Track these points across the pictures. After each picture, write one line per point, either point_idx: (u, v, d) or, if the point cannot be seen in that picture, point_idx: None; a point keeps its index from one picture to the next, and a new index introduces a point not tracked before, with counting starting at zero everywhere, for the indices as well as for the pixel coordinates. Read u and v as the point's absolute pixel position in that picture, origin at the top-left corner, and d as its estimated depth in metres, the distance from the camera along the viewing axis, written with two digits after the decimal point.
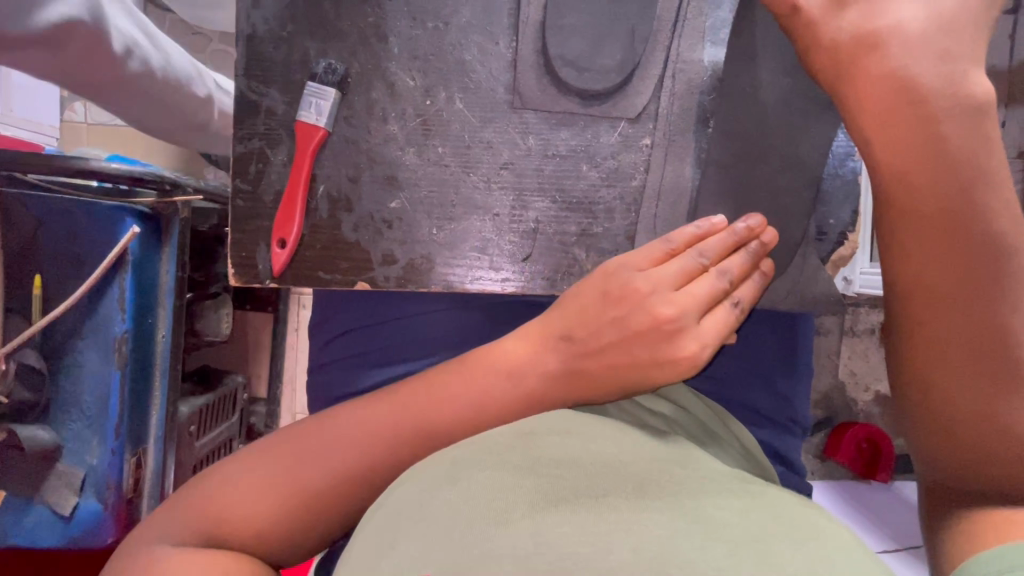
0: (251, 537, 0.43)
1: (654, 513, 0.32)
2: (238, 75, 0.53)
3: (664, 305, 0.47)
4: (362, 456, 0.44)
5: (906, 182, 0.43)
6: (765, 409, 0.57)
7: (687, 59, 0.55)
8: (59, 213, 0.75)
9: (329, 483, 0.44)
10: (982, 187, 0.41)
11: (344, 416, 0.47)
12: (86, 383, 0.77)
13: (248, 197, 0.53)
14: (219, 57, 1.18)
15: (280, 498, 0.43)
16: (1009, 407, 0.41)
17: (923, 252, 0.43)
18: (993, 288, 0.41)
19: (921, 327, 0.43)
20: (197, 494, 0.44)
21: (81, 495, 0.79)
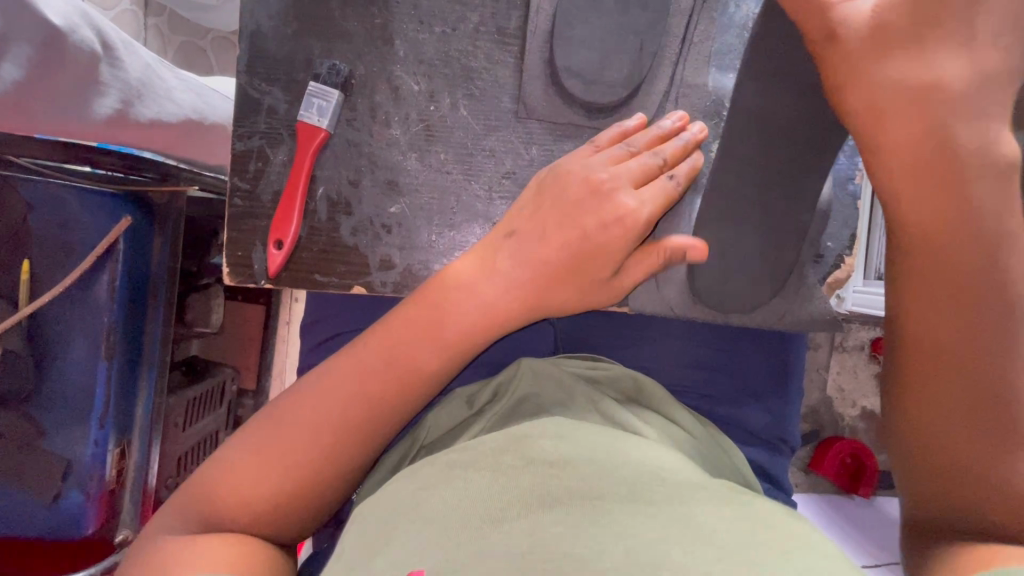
0: (248, 516, 0.41)
1: (645, 517, 0.32)
2: (239, 72, 0.52)
3: (627, 198, 0.47)
4: (336, 416, 0.43)
5: (929, 229, 0.42)
6: (754, 427, 0.57)
7: (692, 84, 0.55)
8: (52, 197, 0.74)
9: (312, 457, 0.42)
10: (1006, 249, 0.41)
11: (313, 384, 0.44)
12: (70, 372, 0.76)
13: (246, 196, 0.52)
14: (219, 45, 1.17)
15: (273, 472, 0.42)
16: (1010, 464, 0.39)
17: (928, 307, 0.42)
18: (1001, 351, 0.40)
19: (920, 371, 0.43)
20: (195, 485, 0.43)
21: (64, 486, 0.77)
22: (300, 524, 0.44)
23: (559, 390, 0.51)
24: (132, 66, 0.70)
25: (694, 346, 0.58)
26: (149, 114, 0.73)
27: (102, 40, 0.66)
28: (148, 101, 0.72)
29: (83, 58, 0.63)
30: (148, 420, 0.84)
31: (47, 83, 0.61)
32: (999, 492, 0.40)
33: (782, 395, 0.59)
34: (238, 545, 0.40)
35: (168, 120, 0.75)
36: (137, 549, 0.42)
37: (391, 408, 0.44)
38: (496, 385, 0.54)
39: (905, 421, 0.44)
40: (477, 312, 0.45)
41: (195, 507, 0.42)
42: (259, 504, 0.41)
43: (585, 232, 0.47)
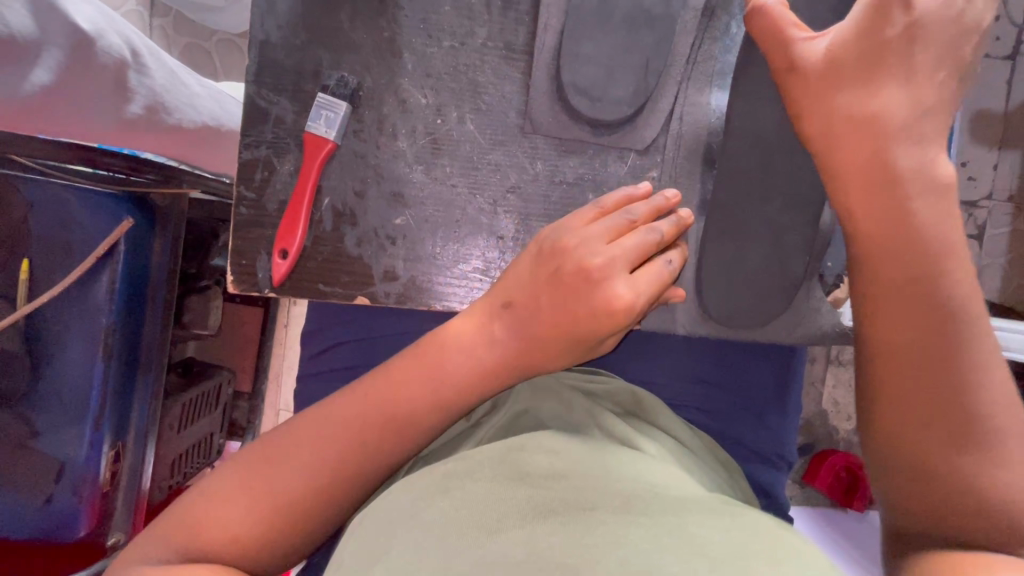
0: (224, 546, 0.41)
1: (637, 528, 0.32)
2: (248, 82, 0.52)
3: (621, 287, 0.46)
4: (337, 455, 0.43)
5: (882, 238, 0.45)
6: (751, 443, 0.58)
7: (695, 102, 0.55)
8: (52, 197, 0.74)
9: (313, 485, 0.42)
10: (944, 256, 0.44)
11: (311, 423, 0.44)
12: (67, 373, 0.76)
13: (251, 204, 0.53)
14: (224, 47, 1.17)
15: (256, 504, 0.41)
16: (974, 463, 0.40)
17: (887, 306, 0.45)
18: (952, 353, 0.42)
19: (884, 375, 0.44)
20: (188, 506, 0.42)
21: (57, 486, 0.77)
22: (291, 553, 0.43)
23: (558, 404, 0.50)
24: (158, 72, 0.70)
25: (695, 362, 0.58)
26: (171, 121, 0.72)
27: (130, 47, 0.66)
28: (171, 107, 0.72)
29: (110, 63, 0.63)
30: (144, 423, 0.83)
31: (73, 86, 0.61)
32: (968, 493, 0.40)
33: (781, 414, 0.59)
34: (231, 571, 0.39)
35: (189, 127, 0.75)
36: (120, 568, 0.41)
37: (389, 445, 0.44)
38: (493, 402, 0.53)
39: (877, 421, 0.45)
40: (479, 356, 0.46)
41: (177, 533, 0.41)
42: (254, 530, 0.41)
43: (558, 270, 0.47)
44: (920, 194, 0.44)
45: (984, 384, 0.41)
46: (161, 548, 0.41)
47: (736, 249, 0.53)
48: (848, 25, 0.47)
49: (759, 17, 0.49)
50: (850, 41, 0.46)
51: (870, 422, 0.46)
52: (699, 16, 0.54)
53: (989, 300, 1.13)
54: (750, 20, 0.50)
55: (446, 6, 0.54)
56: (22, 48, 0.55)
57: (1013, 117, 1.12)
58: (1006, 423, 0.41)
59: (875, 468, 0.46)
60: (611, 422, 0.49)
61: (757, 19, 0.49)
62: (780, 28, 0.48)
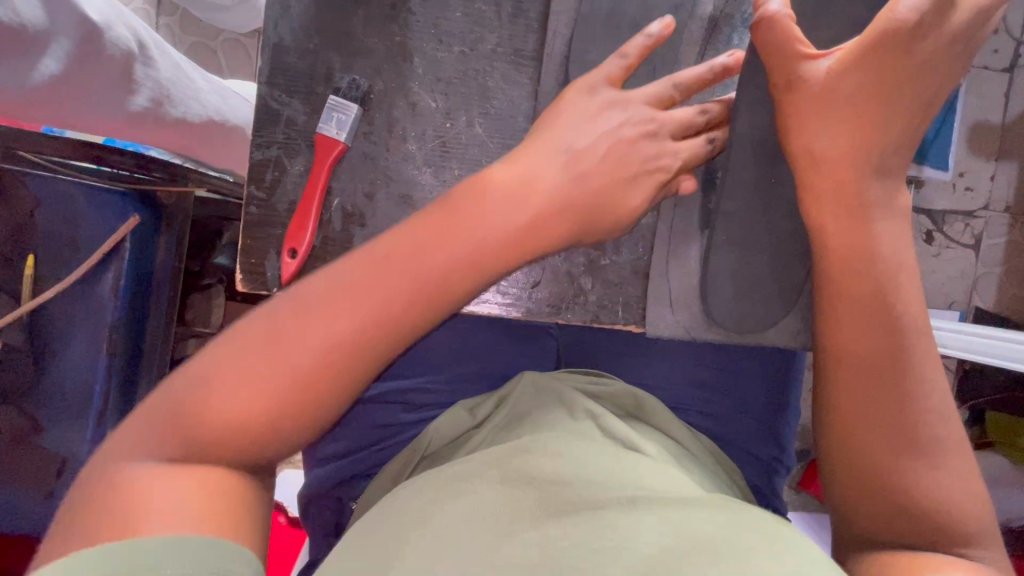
0: (241, 434, 0.38)
1: (644, 526, 0.33)
2: (261, 83, 0.53)
3: (669, 158, 0.52)
4: (347, 320, 0.39)
5: (846, 263, 0.48)
6: (749, 447, 0.58)
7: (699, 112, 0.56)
8: (58, 194, 0.76)
9: (315, 367, 0.38)
10: (899, 281, 0.47)
11: (320, 292, 0.40)
12: (70, 369, 0.77)
13: (262, 204, 0.53)
14: (230, 46, 1.18)
15: (269, 389, 0.38)
16: (917, 473, 0.44)
17: (847, 324, 0.48)
18: (901, 370, 0.46)
19: (841, 390, 0.48)
20: (178, 397, 0.38)
21: (58, 483, 0.77)
22: (285, 446, 0.40)
23: (558, 405, 0.51)
24: (163, 65, 0.70)
25: (696, 366, 0.59)
26: (178, 114, 0.72)
27: (136, 40, 0.66)
28: (177, 100, 0.71)
29: (117, 55, 0.62)
30: None
31: (82, 78, 0.60)
32: (912, 499, 0.44)
33: (782, 419, 0.60)
34: (221, 498, 0.36)
35: (196, 121, 0.74)
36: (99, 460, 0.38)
37: (403, 317, 0.40)
38: (500, 398, 0.55)
39: (833, 432, 0.48)
40: (507, 230, 0.44)
41: (177, 428, 0.38)
42: (252, 405, 0.38)
43: (611, 141, 0.50)
44: (885, 220, 0.48)
45: (925, 399, 0.46)
46: (149, 446, 0.38)
47: (740, 257, 0.53)
48: (849, 47, 0.48)
49: (768, 28, 0.48)
50: (855, 60, 0.48)
51: (826, 433, 0.49)
52: (704, 27, 0.56)
53: (984, 309, 1.14)
54: (757, 29, 0.49)
55: (457, 12, 0.55)
56: (31, 37, 0.54)
57: (1010, 127, 1.13)
58: (941, 434, 0.45)
59: (827, 475, 0.49)
60: (609, 425, 0.49)
61: (766, 28, 0.48)
62: (787, 43, 0.49)
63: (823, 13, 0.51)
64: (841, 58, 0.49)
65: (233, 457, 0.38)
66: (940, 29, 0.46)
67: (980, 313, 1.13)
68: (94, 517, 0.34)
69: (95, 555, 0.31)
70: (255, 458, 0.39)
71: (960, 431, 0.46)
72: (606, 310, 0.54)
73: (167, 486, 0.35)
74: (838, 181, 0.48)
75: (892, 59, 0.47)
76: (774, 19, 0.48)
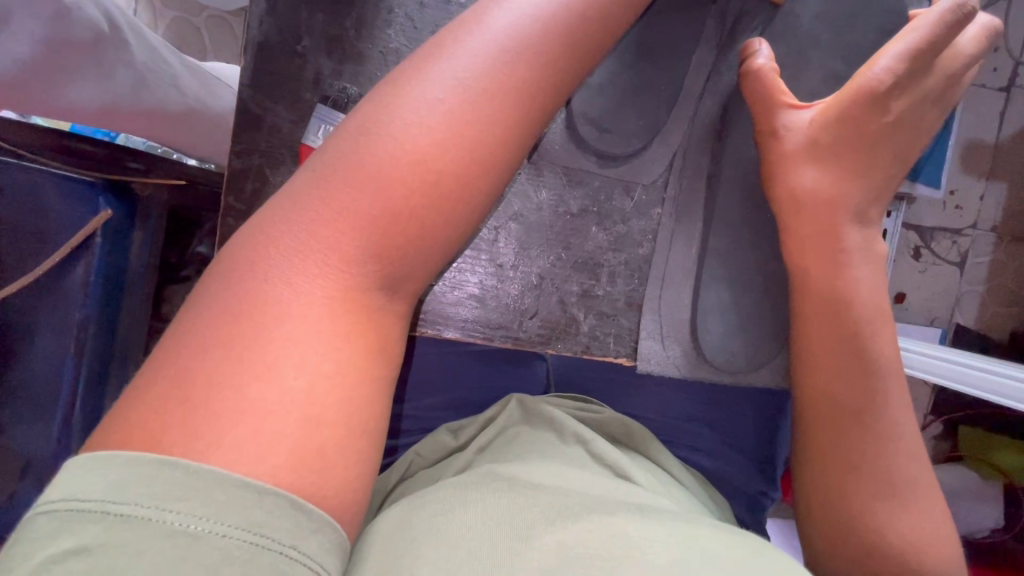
0: (442, 194, 0.35)
1: (663, 534, 0.34)
2: (243, 86, 0.49)
3: None
4: (520, 76, 0.36)
5: (833, 305, 0.45)
6: (734, 479, 0.58)
7: (701, 140, 0.52)
8: (22, 181, 0.71)
9: (497, 107, 0.36)
10: (881, 321, 0.45)
11: (470, 44, 0.36)
12: (36, 364, 0.74)
13: (240, 215, 0.49)
14: (214, 24, 1.12)
15: (459, 142, 0.35)
16: (896, 521, 0.42)
17: (825, 365, 0.46)
18: (877, 416, 0.44)
19: (823, 438, 0.46)
20: (339, 185, 0.33)
21: (20, 484, 0.74)
22: (466, 223, 0.37)
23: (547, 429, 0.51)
24: (138, 49, 0.63)
25: (687, 398, 0.58)
26: (154, 102, 0.65)
27: (107, 19, 0.59)
28: (153, 88, 0.64)
29: (88, 38, 0.56)
30: None
31: (53, 62, 0.55)
32: (897, 551, 0.42)
33: (769, 454, 0.59)
34: (346, 397, 0.31)
35: (172, 110, 0.67)
36: (214, 291, 0.32)
37: (535, 114, 0.38)
38: (486, 421, 0.53)
39: (812, 478, 0.46)
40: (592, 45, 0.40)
41: (351, 218, 0.33)
42: (442, 153, 0.34)
43: None
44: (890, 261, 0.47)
45: (905, 445, 0.44)
46: (303, 260, 0.32)
47: (737, 291, 0.51)
48: (834, 99, 0.47)
49: (756, 81, 0.48)
50: (845, 102, 0.45)
51: (806, 478, 0.47)
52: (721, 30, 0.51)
53: (965, 327, 1.15)
54: (745, 81, 0.49)
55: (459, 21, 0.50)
56: None
57: (1004, 147, 1.13)
58: (915, 475, 0.43)
59: (804, 520, 0.47)
60: (594, 456, 0.48)
61: (752, 81, 0.48)
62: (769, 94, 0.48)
63: (807, 65, 0.52)
64: (824, 110, 0.47)
65: (413, 233, 0.35)
66: (913, 84, 0.45)
67: (959, 332, 1.13)
68: (177, 401, 0.28)
69: (183, 476, 0.27)
70: (427, 250, 0.36)
71: (931, 474, 0.44)
72: (598, 341, 0.50)
73: (295, 376, 0.30)
74: (818, 225, 0.46)
75: (870, 113, 0.45)
76: (759, 72, 0.48)
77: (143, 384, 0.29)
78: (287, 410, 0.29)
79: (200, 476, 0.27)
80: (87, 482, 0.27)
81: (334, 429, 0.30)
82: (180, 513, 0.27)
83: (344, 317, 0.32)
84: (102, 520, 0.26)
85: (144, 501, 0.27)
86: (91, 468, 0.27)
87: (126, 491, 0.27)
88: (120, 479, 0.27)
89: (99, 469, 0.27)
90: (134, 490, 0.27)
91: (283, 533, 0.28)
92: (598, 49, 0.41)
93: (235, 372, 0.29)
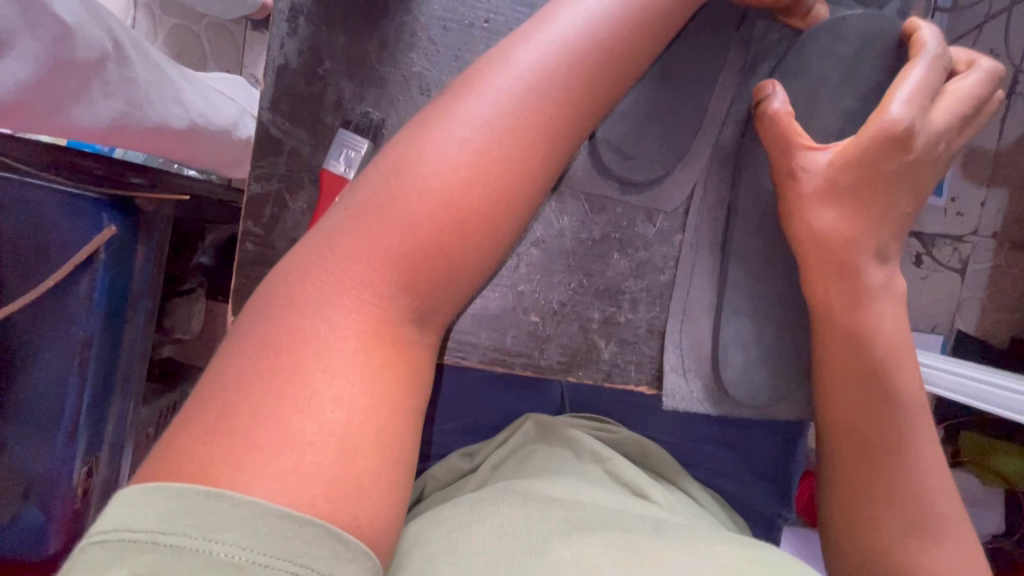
0: (477, 222, 0.34)
1: (683, 551, 0.34)
2: (263, 109, 0.48)
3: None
4: (554, 104, 0.36)
5: (860, 342, 0.45)
6: (751, 502, 0.58)
7: (723, 165, 0.51)
8: (28, 199, 0.70)
9: (528, 136, 0.36)
10: (905, 355, 0.45)
11: (503, 73, 0.36)
12: (40, 381, 0.73)
13: (258, 241, 0.48)
14: (213, 31, 1.11)
15: (493, 172, 0.34)
16: (926, 557, 0.42)
17: (850, 400, 0.46)
18: (902, 449, 0.44)
19: (849, 477, 0.45)
20: (375, 215, 0.33)
21: (25, 503, 0.74)
22: (497, 252, 0.37)
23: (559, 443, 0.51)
24: (140, 66, 0.59)
25: (706, 420, 0.58)
26: (156, 118, 0.62)
27: (112, 38, 0.55)
28: (156, 104, 0.61)
29: (92, 60, 0.52)
30: (118, 436, 0.81)
31: (51, 86, 0.50)
32: None
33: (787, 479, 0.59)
34: (383, 430, 0.30)
35: (174, 126, 0.64)
36: (251, 328, 0.32)
37: (563, 143, 0.37)
38: (503, 442, 0.53)
39: (838, 511, 0.46)
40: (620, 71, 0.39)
41: (387, 248, 0.33)
42: (475, 185, 0.34)
43: None
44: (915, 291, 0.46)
45: (929, 480, 0.44)
46: (340, 292, 0.32)
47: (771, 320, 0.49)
48: (851, 141, 0.46)
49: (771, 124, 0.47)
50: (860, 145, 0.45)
51: (829, 514, 0.47)
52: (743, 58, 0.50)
53: (967, 333, 1.15)
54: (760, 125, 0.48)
55: (481, 45, 0.49)
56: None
57: (1004, 154, 1.13)
58: (943, 509, 0.43)
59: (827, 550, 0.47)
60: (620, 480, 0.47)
61: (766, 124, 0.47)
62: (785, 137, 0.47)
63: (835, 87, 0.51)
64: (841, 153, 0.46)
65: (447, 261, 0.34)
66: (923, 126, 0.45)
67: (960, 339, 1.14)
68: (219, 441, 0.28)
69: (229, 506, 0.26)
70: (461, 279, 0.35)
71: (959, 506, 0.44)
72: (619, 370, 0.50)
73: (333, 409, 0.29)
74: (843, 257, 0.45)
75: (891, 153, 0.44)
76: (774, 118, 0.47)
77: (176, 432, 0.29)
78: (325, 442, 0.28)
79: (245, 506, 0.26)
80: (136, 515, 0.26)
81: (371, 461, 0.30)
82: (226, 544, 0.26)
83: (382, 348, 0.32)
84: (152, 551, 0.26)
85: (192, 533, 0.26)
86: (137, 503, 0.27)
87: (176, 522, 0.26)
88: (168, 510, 0.26)
89: (146, 505, 0.26)
90: (182, 521, 0.26)
91: (323, 563, 0.27)
92: (628, 81, 0.40)
93: (274, 408, 0.28)
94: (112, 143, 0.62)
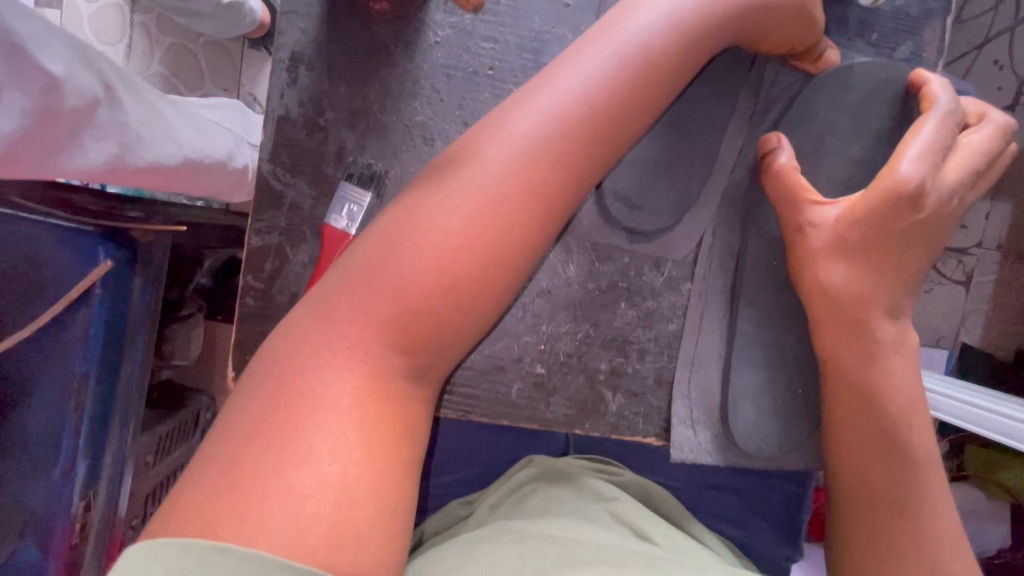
0: (474, 275, 0.35)
1: None
2: (263, 160, 0.46)
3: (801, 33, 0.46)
4: (554, 158, 0.36)
5: (873, 400, 0.44)
6: (759, 547, 0.57)
7: (734, 211, 0.50)
8: (21, 234, 0.68)
9: (527, 189, 0.36)
10: (917, 413, 0.44)
11: (506, 129, 0.36)
12: (37, 417, 0.72)
13: (259, 295, 0.46)
14: (211, 50, 1.09)
15: (491, 226, 0.35)
16: None
17: (861, 457, 0.45)
18: (912, 506, 0.43)
19: (860, 535, 0.44)
20: (374, 270, 0.34)
21: (23, 539, 0.73)
22: (497, 305, 0.37)
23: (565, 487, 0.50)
24: (132, 107, 0.58)
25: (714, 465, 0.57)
26: (151, 157, 0.60)
27: (102, 80, 0.54)
28: (150, 143, 0.60)
29: (82, 106, 0.51)
30: (118, 468, 0.79)
31: (43, 135, 0.49)
32: None
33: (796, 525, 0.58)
34: (377, 484, 0.31)
35: (170, 163, 0.63)
36: (256, 381, 0.33)
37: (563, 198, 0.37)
38: (507, 485, 0.52)
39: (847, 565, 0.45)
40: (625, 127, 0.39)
41: (385, 303, 0.33)
42: (471, 242, 0.34)
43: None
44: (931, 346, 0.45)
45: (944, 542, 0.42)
46: (339, 347, 0.33)
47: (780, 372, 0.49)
48: (859, 196, 0.45)
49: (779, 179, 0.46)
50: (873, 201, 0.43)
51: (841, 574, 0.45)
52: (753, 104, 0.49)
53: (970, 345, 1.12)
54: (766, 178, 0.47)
55: (486, 92, 0.48)
56: None
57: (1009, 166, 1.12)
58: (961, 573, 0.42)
59: None
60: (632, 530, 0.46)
61: (773, 180, 0.46)
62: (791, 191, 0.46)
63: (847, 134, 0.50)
64: (849, 210, 0.45)
65: (444, 316, 0.34)
66: (937, 183, 0.44)
67: None
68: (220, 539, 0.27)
69: (231, 561, 0.27)
70: (458, 332, 0.35)
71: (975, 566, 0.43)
72: (626, 424, 0.49)
73: (329, 463, 0.30)
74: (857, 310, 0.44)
75: (902, 213, 0.43)
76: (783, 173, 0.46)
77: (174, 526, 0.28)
78: (321, 496, 0.29)
79: (246, 560, 0.27)
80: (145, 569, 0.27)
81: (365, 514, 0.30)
82: None
83: (378, 402, 0.33)
84: None
85: None
86: (144, 560, 0.27)
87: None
88: (176, 565, 0.27)
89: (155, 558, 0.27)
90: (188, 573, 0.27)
91: None
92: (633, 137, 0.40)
93: (274, 460, 0.29)
94: (103, 183, 0.60)
